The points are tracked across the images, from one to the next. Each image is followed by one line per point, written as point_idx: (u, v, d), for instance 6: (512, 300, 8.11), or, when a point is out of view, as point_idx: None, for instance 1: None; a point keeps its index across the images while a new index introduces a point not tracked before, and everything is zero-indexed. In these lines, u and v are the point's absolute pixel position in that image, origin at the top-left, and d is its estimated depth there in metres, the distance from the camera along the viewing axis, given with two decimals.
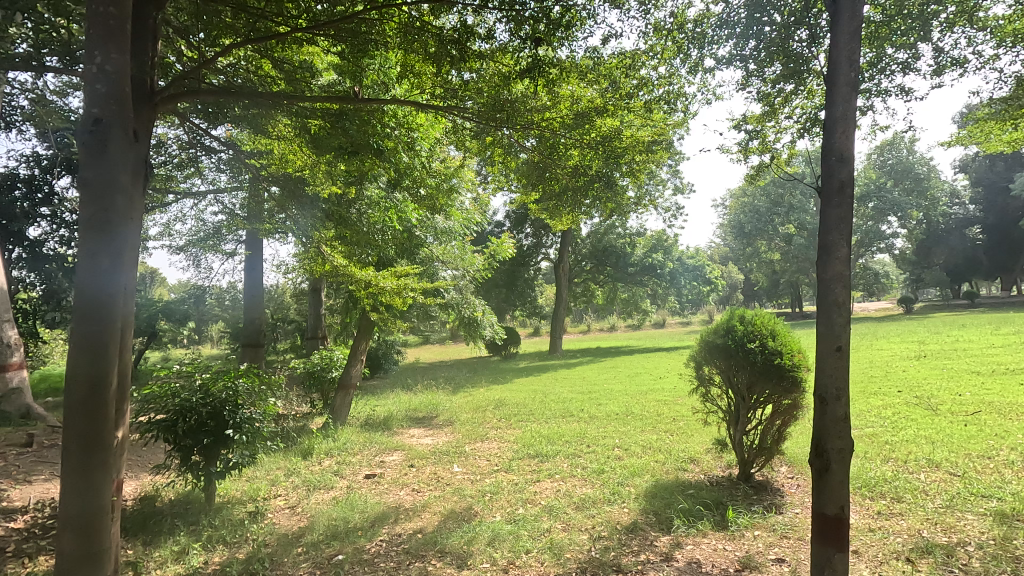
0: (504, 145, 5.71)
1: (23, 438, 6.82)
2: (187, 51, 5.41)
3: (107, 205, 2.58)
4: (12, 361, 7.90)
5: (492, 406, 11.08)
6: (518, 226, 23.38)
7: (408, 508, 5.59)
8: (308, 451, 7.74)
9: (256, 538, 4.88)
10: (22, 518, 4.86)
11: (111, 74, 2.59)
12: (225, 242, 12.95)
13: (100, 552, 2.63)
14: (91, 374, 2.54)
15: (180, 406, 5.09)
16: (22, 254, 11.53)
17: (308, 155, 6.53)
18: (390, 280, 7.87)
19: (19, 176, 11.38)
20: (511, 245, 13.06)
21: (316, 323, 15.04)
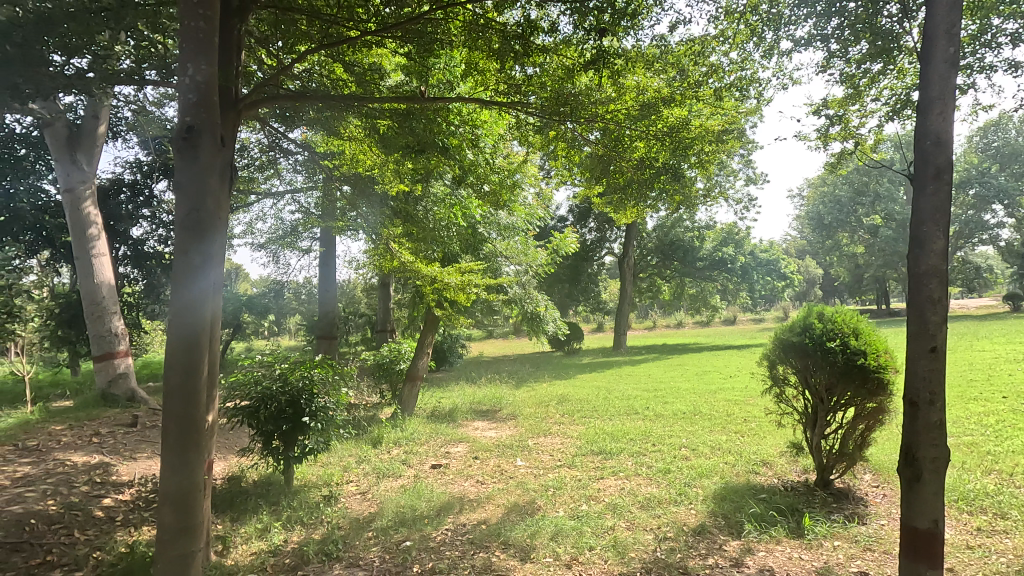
0: (568, 139, 5.69)
1: (129, 419, 7.53)
2: (267, 59, 5.74)
3: (199, 205, 2.77)
4: (118, 349, 8.68)
5: (555, 401, 11.08)
6: (581, 220, 23.17)
7: (472, 499, 5.70)
8: (377, 440, 8.06)
9: (331, 521, 5.15)
10: (129, 491, 5.39)
11: (201, 84, 2.78)
12: (302, 240, 13.66)
13: (195, 526, 2.83)
14: (185, 361, 2.74)
15: (262, 393, 5.44)
16: (127, 252, 12.71)
17: (377, 155, 6.79)
18: (454, 276, 8.03)
19: (124, 181, 12.53)
20: (574, 240, 12.96)
21: (385, 317, 15.59)
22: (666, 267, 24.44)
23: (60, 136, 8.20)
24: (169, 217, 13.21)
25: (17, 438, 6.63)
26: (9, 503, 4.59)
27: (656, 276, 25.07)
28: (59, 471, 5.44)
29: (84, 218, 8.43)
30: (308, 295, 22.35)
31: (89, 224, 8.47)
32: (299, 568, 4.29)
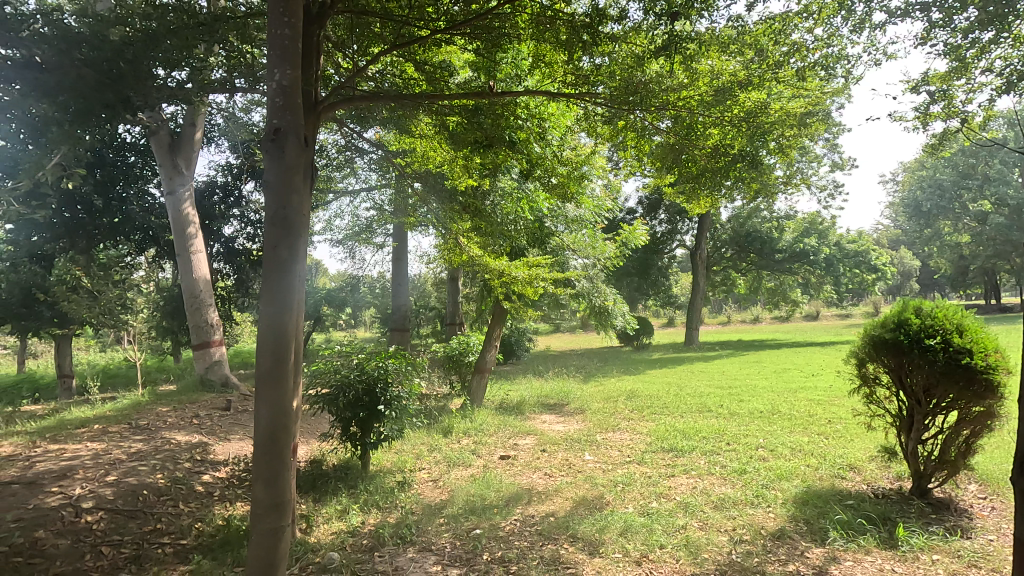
0: (637, 129, 5.59)
1: (224, 402, 8.18)
2: (343, 63, 6.00)
3: (286, 201, 2.94)
4: (213, 338, 9.40)
5: (623, 396, 10.91)
6: (651, 212, 22.59)
7: (540, 491, 5.74)
8: (448, 430, 8.27)
9: (405, 506, 5.36)
10: (225, 469, 5.89)
11: (286, 87, 2.95)
12: (376, 236, 14.21)
13: (284, 501, 3.00)
14: (274, 348, 2.93)
15: (341, 381, 5.72)
16: (220, 249, 13.76)
17: (447, 151, 6.97)
18: (522, 270, 8.08)
19: (217, 183, 13.56)
20: (643, 232, 12.65)
21: (454, 311, 15.93)
22: (742, 260, 23.35)
23: (164, 144, 9.00)
24: (257, 216, 14.15)
25: (131, 417, 7.37)
26: (125, 475, 5.11)
27: (731, 269, 24.02)
28: (166, 448, 5.99)
29: (184, 217, 9.22)
30: (382, 288, 23.22)
31: (188, 222, 9.24)
32: (376, 549, 4.49)
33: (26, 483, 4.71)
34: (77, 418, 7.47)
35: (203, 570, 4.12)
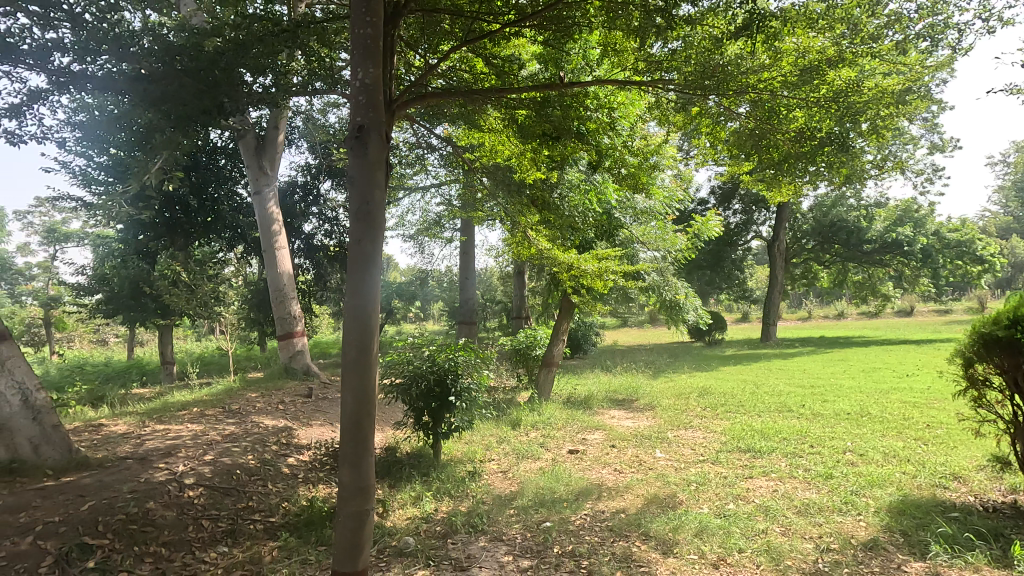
0: (712, 116, 5.38)
1: (306, 390, 8.65)
2: (414, 62, 6.12)
3: (369, 195, 2.97)
4: (295, 329, 9.93)
5: (696, 393, 10.56)
6: (725, 202, 21.68)
7: (610, 487, 5.66)
8: (516, 423, 8.33)
9: (475, 495, 5.46)
10: (308, 453, 6.25)
11: (369, 85, 3.02)
12: (445, 230, 14.49)
13: (369, 490, 2.99)
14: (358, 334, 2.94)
15: (414, 372, 5.87)
16: (301, 245, 14.56)
17: (515, 145, 7.00)
18: (591, 263, 7.98)
19: (298, 182, 14.33)
20: (716, 223, 12.14)
21: (520, 304, 16.01)
22: (825, 251, 21.91)
23: (250, 146, 9.61)
24: (334, 214, 14.82)
25: (225, 402, 7.94)
26: (221, 455, 5.52)
27: (812, 261, 22.62)
28: (255, 431, 6.41)
29: (269, 216, 9.79)
30: (450, 282, 23.69)
31: (272, 220, 9.81)
32: (449, 536, 4.59)
33: (138, 459, 5.20)
34: (179, 401, 8.14)
35: (290, 547, 4.38)
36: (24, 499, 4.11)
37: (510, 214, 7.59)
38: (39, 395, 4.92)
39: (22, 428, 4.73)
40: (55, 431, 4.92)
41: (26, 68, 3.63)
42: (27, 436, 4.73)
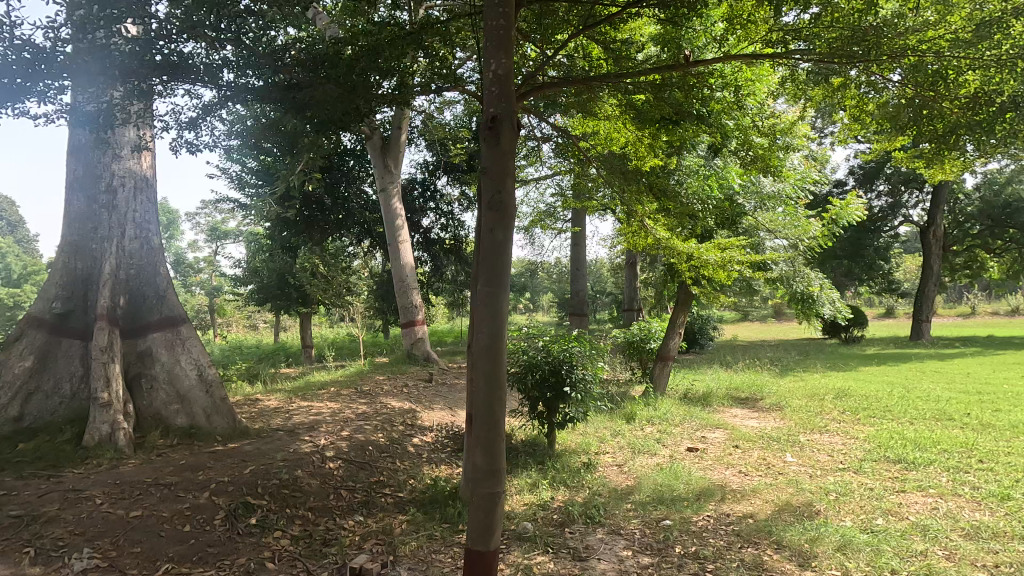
0: (858, 87, 4.83)
1: (427, 375, 9.14)
2: (530, 53, 6.15)
3: (501, 185, 2.98)
4: (416, 317, 10.50)
5: (831, 394, 9.62)
6: (867, 183, 19.43)
7: (735, 489, 5.34)
8: (631, 416, 8.15)
9: (591, 487, 5.42)
10: (431, 434, 6.61)
11: (501, 75, 3.06)
12: (556, 221, 14.49)
13: (501, 475, 2.97)
14: (491, 318, 2.94)
15: (529, 362, 5.94)
16: (420, 239, 15.35)
17: (632, 131, 6.80)
18: (713, 253, 7.57)
19: (417, 179, 15.10)
20: (858, 207, 10.90)
21: (631, 296, 15.61)
22: (998, 236, 18.78)
23: (377, 147, 10.31)
24: (450, 208, 15.46)
25: (357, 383, 8.64)
26: (355, 431, 6.01)
27: (979, 248, 19.52)
28: (384, 411, 6.90)
29: (393, 211, 10.42)
30: (559, 273, 23.71)
31: (396, 216, 10.43)
32: (566, 525, 4.61)
33: (287, 431, 5.81)
34: (318, 381, 8.99)
35: (417, 522, 4.64)
36: (201, 460, 4.77)
37: (626, 203, 7.24)
38: (209, 371, 5.72)
39: (197, 399, 5.51)
40: (223, 403, 5.65)
41: (202, 86, 4.06)
42: (201, 407, 5.50)
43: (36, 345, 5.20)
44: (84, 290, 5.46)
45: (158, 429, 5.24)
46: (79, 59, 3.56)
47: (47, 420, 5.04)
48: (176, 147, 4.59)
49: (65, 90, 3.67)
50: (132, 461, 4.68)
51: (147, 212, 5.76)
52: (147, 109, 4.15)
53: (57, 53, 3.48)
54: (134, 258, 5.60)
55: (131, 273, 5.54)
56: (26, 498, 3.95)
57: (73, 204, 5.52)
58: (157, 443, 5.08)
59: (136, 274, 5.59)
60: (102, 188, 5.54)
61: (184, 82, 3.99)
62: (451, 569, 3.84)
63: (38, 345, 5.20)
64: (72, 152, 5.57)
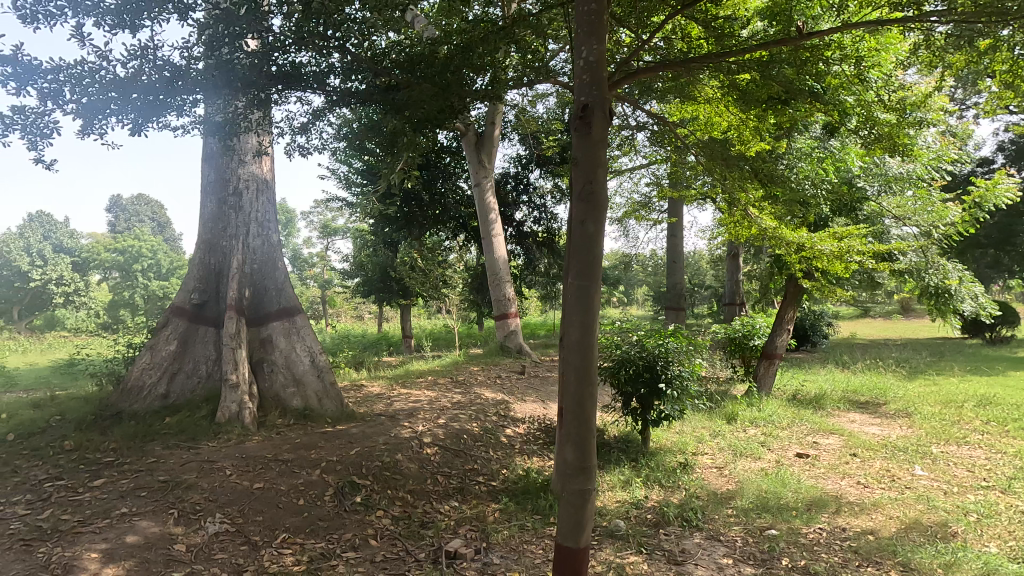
0: (1011, 51, 4.15)
1: (520, 367, 9.24)
2: (626, 38, 5.98)
3: (592, 175, 2.90)
4: (509, 310, 10.63)
5: (973, 401, 8.46)
6: (1021, 159, 16.85)
7: (852, 502, 4.86)
8: (731, 417, 7.71)
9: (689, 488, 5.19)
10: (523, 426, 6.68)
11: (593, 62, 2.98)
12: (652, 212, 14.00)
13: (591, 472, 2.92)
14: (582, 311, 2.88)
15: (622, 357, 5.79)
16: (513, 232, 15.53)
17: (737, 113, 6.39)
18: (829, 243, 6.94)
19: (510, 173, 15.25)
20: (1010, 188, 9.45)
21: (733, 290, 14.73)
22: None
23: (472, 143, 10.53)
24: (542, 201, 15.48)
25: (453, 373, 8.94)
26: (450, 419, 6.22)
27: None
28: (478, 402, 7.07)
29: (487, 205, 10.60)
30: (655, 266, 22.93)
31: (490, 210, 10.62)
32: (660, 526, 4.45)
33: (388, 417, 6.13)
34: (417, 370, 9.40)
35: (509, 511, 4.70)
36: (313, 440, 5.17)
37: (729, 190, 6.75)
38: (321, 358, 6.19)
39: (311, 383, 5.98)
40: (333, 388, 6.09)
41: (312, 91, 4.39)
42: (313, 391, 5.96)
43: (178, 331, 5.90)
44: (216, 283, 6.11)
45: (277, 410, 5.75)
46: (208, 74, 3.92)
47: (187, 397, 5.71)
48: (291, 150, 4.99)
49: (197, 103, 4.06)
50: (256, 437, 5.18)
51: (268, 211, 6.30)
52: (266, 116, 4.53)
53: (191, 70, 3.86)
54: (257, 254, 6.16)
55: (254, 267, 6.12)
56: (171, 465, 4.49)
57: (208, 206, 6.19)
58: (277, 422, 5.57)
59: (259, 268, 6.15)
60: (230, 191, 6.15)
61: (296, 89, 4.33)
62: (542, 561, 3.84)
63: (180, 331, 5.89)
64: (207, 159, 6.24)
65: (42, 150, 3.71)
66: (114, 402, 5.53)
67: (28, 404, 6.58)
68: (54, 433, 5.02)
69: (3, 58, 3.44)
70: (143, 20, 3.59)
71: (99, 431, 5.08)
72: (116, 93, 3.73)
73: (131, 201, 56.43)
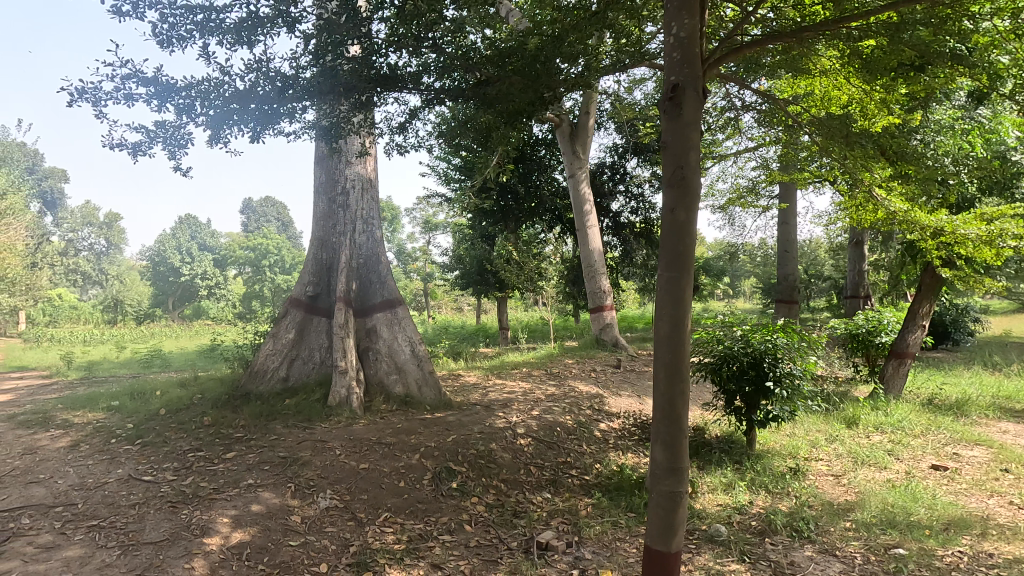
0: None
1: (616, 361, 9.05)
2: (730, 14, 5.59)
3: (683, 160, 2.73)
4: (605, 303, 10.42)
5: None
6: None
7: (1003, 525, 4.22)
8: (852, 420, 7.02)
9: (799, 496, 4.79)
10: (618, 421, 6.54)
11: (683, 40, 2.80)
12: (760, 198, 13.03)
13: (684, 473, 2.78)
14: (673, 310, 2.73)
15: (725, 352, 5.46)
16: (609, 223, 15.20)
17: (862, 84, 5.73)
18: (975, 225, 5.89)
19: (606, 162, 14.92)
20: None
21: (856, 281, 13.36)
22: None
23: (567, 134, 10.44)
24: (640, 190, 15.02)
25: (547, 365, 8.96)
26: (544, 412, 6.24)
27: None
28: (572, 395, 7.02)
29: (582, 196, 10.45)
30: (764, 257, 21.36)
31: (584, 201, 10.46)
32: (766, 535, 4.15)
33: (484, 406, 6.27)
34: (512, 361, 9.54)
35: (602, 506, 4.61)
36: (413, 425, 5.42)
37: (848, 171, 6.09)
38: (420, 347, 6.46)
39: (411, 371, 6.27)
40: (431, 376, 6.34)
41: (407, 91, 4.62)
42: (414, 378, 6.25)
43: (296, 321, 6.43)
44: (327, 277, 6.58)
45: (381, 395, 6.09)
46: (314, 81, 4.21)
47: (304, 381, 6.23)
48: (390, 149, 5.26)
49: (306, 109, 4.37)
50: (362, 420, 5.53)
51: (371, 208, 6.66)
52: (367, 117, 4.80)
53: (300, 78, 4.18)
54: (362, 249, 6.54)
55: (360, 262, 6.49)
56: (289, 443, 4.93)
57: (319, 205, 6.67)
58: (381, 407, 5.91)
59: (364, 262, 6.53)
60: (338, 191, 6.58)
61: (394, 90, 4.55)
62: (635, 560, 3.73)
63: (297, 321, 6.42)
64: (319, 161, 6.72)
65: (179, 159, 4.20)
66: (244, 383, 6.17)
67: (177, 383, 7.54)
68: (196, 410, 5.70)
69: (147, 79, 3.92)
70: (257, 36, 3.93)
71: (231, 409, 5.69)
72: (236, 104, 4.10)
73: (260, 203, 62.41)
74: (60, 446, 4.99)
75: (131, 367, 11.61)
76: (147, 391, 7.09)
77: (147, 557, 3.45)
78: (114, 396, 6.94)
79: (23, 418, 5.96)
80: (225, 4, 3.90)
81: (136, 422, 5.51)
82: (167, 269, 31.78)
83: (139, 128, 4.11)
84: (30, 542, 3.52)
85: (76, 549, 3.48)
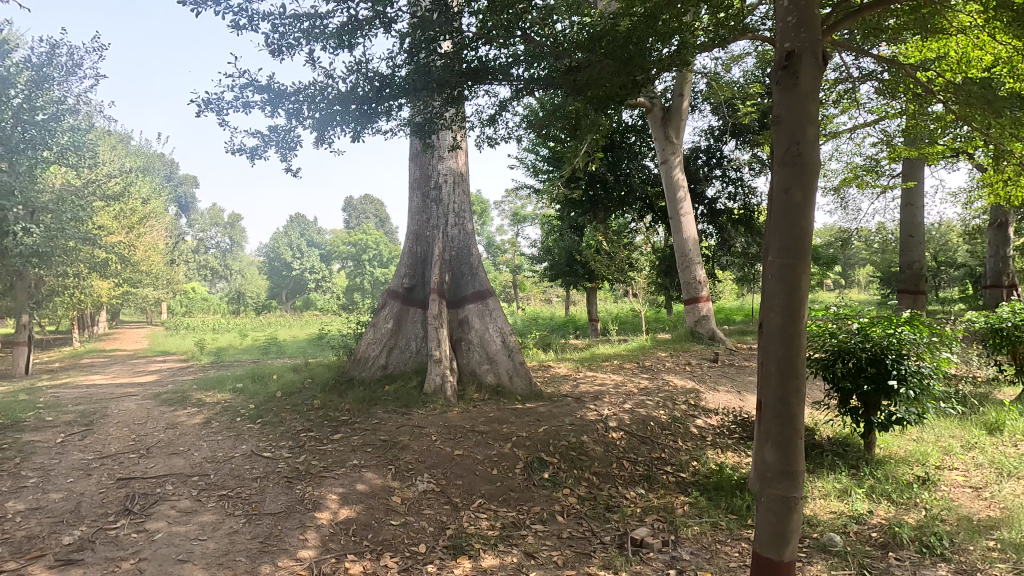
0: None
1: (712, 355, 8.63)
2: None
3: (800, 134, 2.49)
4: (700, 294, 9.92)
5: None
6: None
7: None
8: (995, 426, 6.19)
9: (930, 509, 4.28)
10: (717, 417, 6.23)
11: (801, 5, 2.57)
12: (880, 177, 11.76)
13: (798, 477, 2.57)
14: (786, 300, 2.51)
15: (839, 347, 5.01)
16: (704, 210, 14.50)
17: (1012, 38, 4.96)
18: None
19: (701, 147, 14.24)
20: None
21: (998, 268, 11.72)
22: None
23: (658, 118, 10.07)
24: (738, 174, 14.17)
25: (640, 358, 8.71)
26: (637, 405, 6.07)
27: None
28: (666, 389, 6.78)
29: (675, 182, 10.01)
30: (882, 243, 19.33)
31: (678, 187, 10.00)
32: (890, 548, 3.77)
33: (575, 398, 6.22)
34: (604, 354, 9.39)
35: (700, 506, 4.40)
36: (505, 415, 5.50)
37: (993, 140, 5.28)
38: (511, 338, 6.52)
39: (502, 361, 6.35)
40: (522, 367, 6.39)
41: (498, 83, 4.61)
42: (505, 369, 6.32)
43: (394, 312, 6.72)
44: (422, 269, 6.83)
45: (474, 384, 6.24)
46: (409, 79, 4.35)
47: (402, 368, 6.52)
48: (481, 142, 5.33)
49: (401, 107, 4.54)
50: (456, 408, 5.69)
51: (463, 201, 6.81)
52: (458, 112, 4.88)
53: (396, 77, 4.34)
54: (455, 241, 6.71)
55: (452, 254, 6.66)
56: (389, 427, 5.18)
57: (414, 200, 6.94)
58: (473, 395, 6.05)
59: (456, 254, 6.69)
60: (432, 185, 6.80)
61: (484, 83, 4.56)
62: (738, 565, 3.52)
63: (395, 311, 6.72)
64: (413, 158, 7.00)
65: (290, 160, 4.52)
66: (349, 369, 6.57)
67: (290, 369, 8.19)
68: (308, 393, 6.17)
69: (262, 87, 4.24)
70: (357, 38, 4.13)
71: (337, 394, 6.10)
72: (338, 105, 4.32)
73: (359, 202, 66.24)
74: (196, 423, 5.60)
75: (252, 353, 12.82)
76: (265, 375, 7.76)
77: (268, 526, 3.77)
78: (238, 379, 7.69)
79: (166, 396, 6.75)
80: (329, 10, 4.12)
81: (257, 403, 6.06)
82: (281, 264, 34.79)
83: (256, 133, 4.48)
84: (173, 506, 3.97)
85: (209, 515, 3.88)
